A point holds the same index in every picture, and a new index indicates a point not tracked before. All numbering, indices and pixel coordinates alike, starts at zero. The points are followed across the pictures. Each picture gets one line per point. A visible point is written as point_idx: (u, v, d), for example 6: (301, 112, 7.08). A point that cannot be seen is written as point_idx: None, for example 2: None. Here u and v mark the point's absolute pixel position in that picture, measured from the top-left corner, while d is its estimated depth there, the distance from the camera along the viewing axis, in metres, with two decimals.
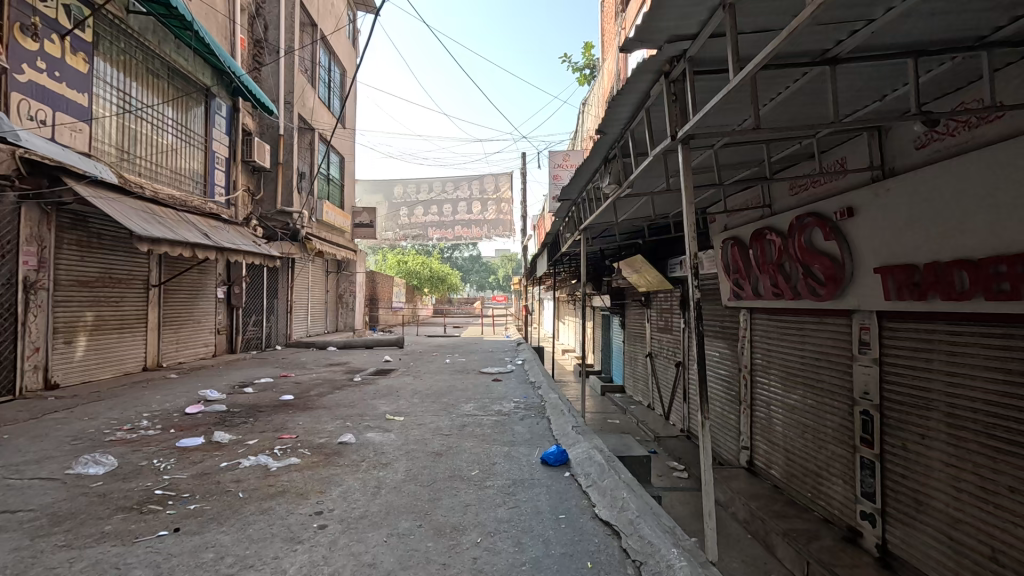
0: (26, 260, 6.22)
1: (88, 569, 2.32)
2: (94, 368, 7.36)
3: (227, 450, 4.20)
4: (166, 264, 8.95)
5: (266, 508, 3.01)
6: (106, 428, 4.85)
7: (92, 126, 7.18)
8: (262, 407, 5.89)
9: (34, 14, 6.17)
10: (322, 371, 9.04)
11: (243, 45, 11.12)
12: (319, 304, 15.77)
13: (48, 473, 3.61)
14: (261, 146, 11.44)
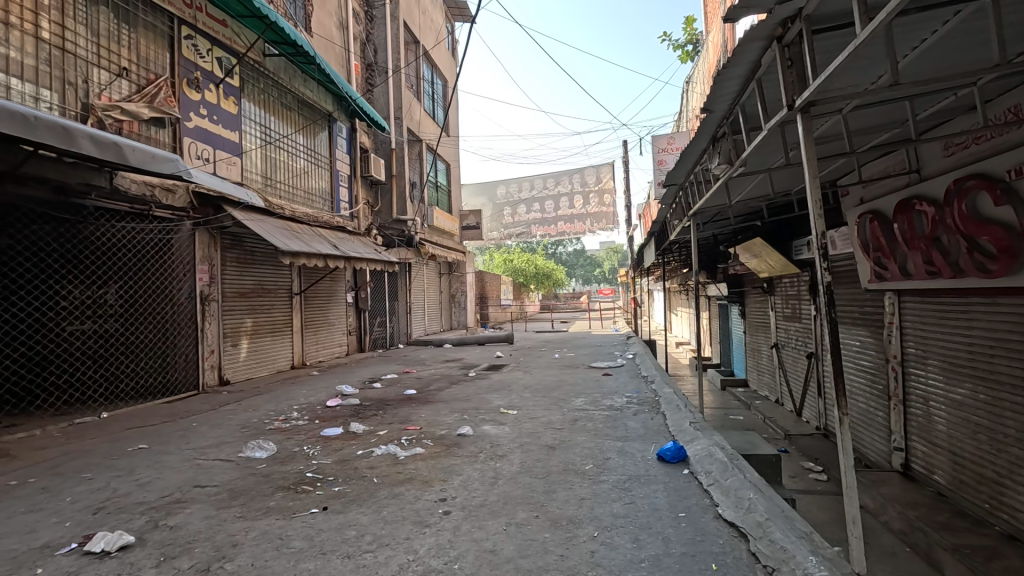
0: (201, 277, 7.41)
1: (260, 538, 2.72)
2: (255, 367, 8.57)
3: (362, 439, 4.66)
4: (304, 273, 10.11)
5: (397, 492, 3.29)
6: (266, 418, 5.64)
7: (243, 159, 8.34)
8: (389, 401, 6.43)
9: (196, 70, 7.39)
10: (439, 367, 9.64)
11: (358, 70, 12.17)
12: (434, 305, 16.80)
13: (225, 456, 4.29)
14: (377, 161, 12.44)
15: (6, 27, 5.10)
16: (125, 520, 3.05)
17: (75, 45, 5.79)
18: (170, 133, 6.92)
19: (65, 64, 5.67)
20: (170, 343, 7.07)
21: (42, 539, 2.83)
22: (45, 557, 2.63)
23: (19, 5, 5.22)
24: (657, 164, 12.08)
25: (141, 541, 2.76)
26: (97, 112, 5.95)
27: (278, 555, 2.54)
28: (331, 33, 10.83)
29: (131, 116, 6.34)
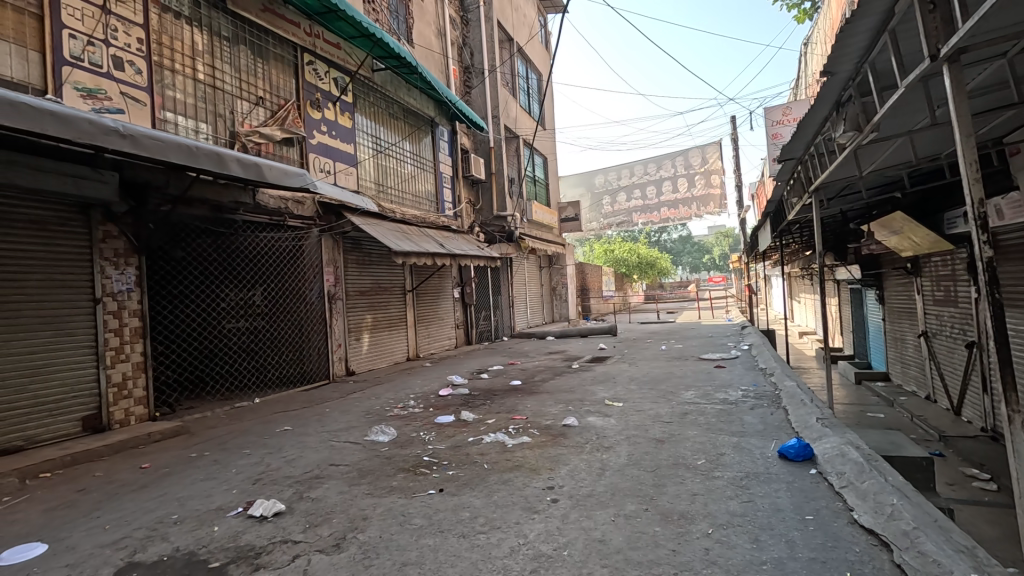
0: (328, 278, 8.27)
1: (386, 514, 2.99)
2: (376, 359, 9.34)
3: (472, 427, 4.90)
4: (415, 271, 10.80)
5: (506, 478, 3.42)
6: (387, 406, 6.15)
7: (358, 169, 9.10)
8: (496, 391, 6.66)
9: (316, 92, 8.21)
10: (544, 359, 9.76)
11: (456, 74, 12.64)
12: (536, 298, 17.03)
13: (354, 438, 4.76)
14: (477, 161, 12.86)
15: (172, 73, 6.08)
16: (277, 490, 3.52)
17: (223, 81, 6.73)
18: (299, 151, 7.77)
19: (216, 99, 6.62)
20: (305, 337, 7.99)
21: (216, 502, 3.37)
22: (219, 517, 3.12)
23: (181, 54, 6.20)
24: (771, 138, 11.08)
25: (290, 509, 3.17)
26: (241, 138, 6.87)
27: (402, 530, 2.77)
28: (430, 41, 11.38)
29: (267, 139, 7.22)
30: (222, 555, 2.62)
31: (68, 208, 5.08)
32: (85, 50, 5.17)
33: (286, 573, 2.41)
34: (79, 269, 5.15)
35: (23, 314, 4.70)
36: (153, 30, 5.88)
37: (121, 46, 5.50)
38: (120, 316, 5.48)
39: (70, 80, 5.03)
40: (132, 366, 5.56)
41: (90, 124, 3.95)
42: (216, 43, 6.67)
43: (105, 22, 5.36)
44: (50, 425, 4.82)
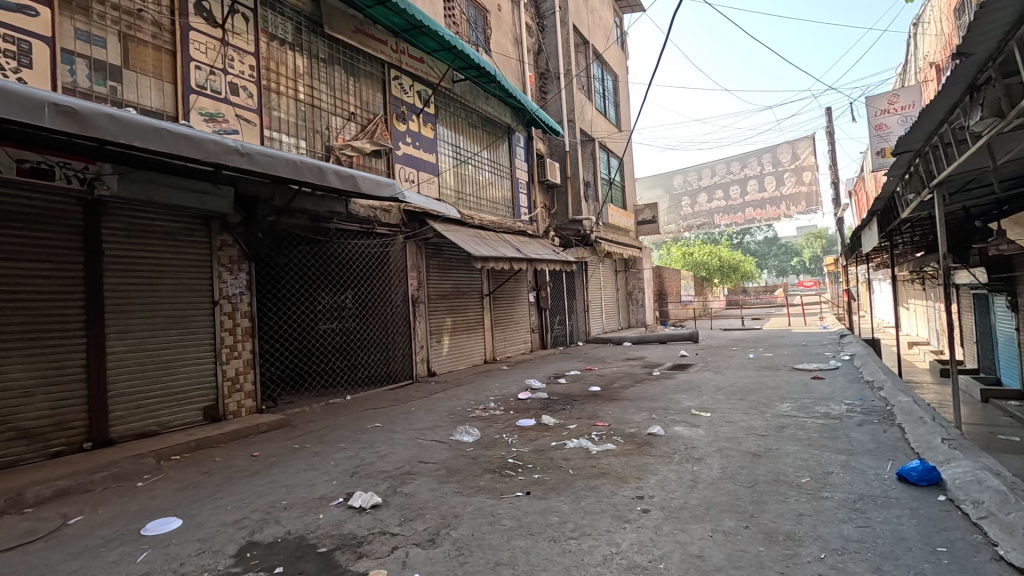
0: (412, 282, 8.67)
1: (475, 513, 3.07)
2: (455, 361, 9.61)
3: (554, 431, 4.90)
4: (492, 276, 10.98)
5: (593, 485, 3.38)
6: (469, 407, 6.31)
7: (439, 178, 9.44)
8: (576, 396, 6.61)
9: (402, 105, 8.65)
10: (622, 365, 9.54)
11: (532, 80, 12.77)
12: (612, 302, 16.72)
13: (440, 438, 4.92)
14: (553, 165, 12.88)
15: (278, 95, 6.65)
16: (372, 483, 3.72)
17: (320, 100, 7.27)
18: (386, 162, 8.22)
19: (314, 117, 7.17)
20: (391, 339, 8.42)
21: (319, 492, 3.62)
22: (323, 505, 3.35)
23: (285, 77, 6.77)
24: (875, 130, 10.14)
25: (385, 503, 3.33)
26: (335, 151, 7.38)
27: (492, 529, 2.82)
28: (507, 50, 11.58)
29: (358, 152, 7.71)
30: (328, 541, 2.82)
31: (193, 220, 5.71)
32: (208, 78, 5.82)
33: (388, 563, 2.53)
34: (200, 274, 5.76)
35: (157, 314, 5.32)
36: (263, 57, 6.48)
37: (237, 74, 6.11)
38: (233, 316, 6.05)
39: (196, 106, 5.66)
40: (243, 362, 6.12)
41: (216, 144, 4.40)
42: (314, 65, 7.21)
43: (224, 52, 5.99)
44: (177, 413, 5.42)
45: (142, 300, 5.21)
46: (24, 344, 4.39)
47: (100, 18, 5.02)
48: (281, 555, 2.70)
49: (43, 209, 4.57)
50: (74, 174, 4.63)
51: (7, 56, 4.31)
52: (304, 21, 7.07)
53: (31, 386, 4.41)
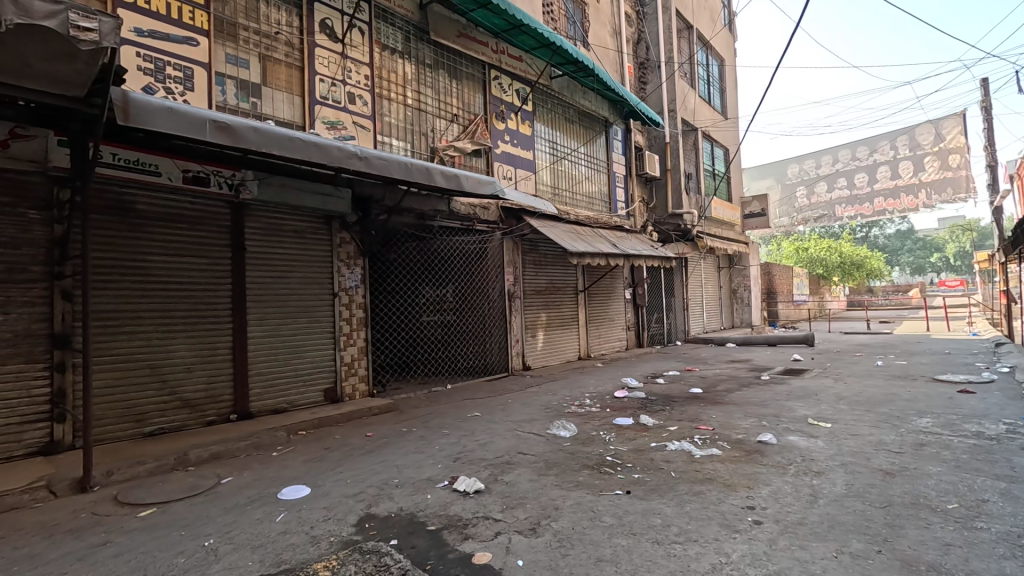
0: (509, 277, 8.86)
1: (575, 507, 3.08)
2: (550, 356, 9.66)
3: (654, 432, 4.76)
4: (588, 272, 10.87)
5: (698, 490, 3.24)
6: (564, 403, 6.32)
7: (536, 174, 9.54)
8: (676, 398, 6.36)
9: (501, 104, 8.85)
10: (726, 368, 8.99)
11: (631, 71, 12.41)
12: (714, 301, 15.80)
13: (537, 430, 5.00)
14: (652, 158, 12.43)
15: (389, 101, 7.12)
16: (475, 470, 3.88)
17: (426, 104, 7.67)
18: (485, 160, 8.50)
19: (421, 120, 7.58)
20: (487, 332, 8.73)
21: (426, 473, 3.85)
22: (431, 487, 3.57)
23: (396, 83, 7.23)
24: None
25: (487, 489, 3.46)
26: (439, 152, 7.77)
27: (593, 525, 2.83)
28: (606, 41, 11.37)
29: (459, 152, 8.06)
30: (436, 521, 3.00)
31: (318, 220, 6.32)
32: (330, 90, 6.38)
33: (492, 546, 2.64)
34: (323, 268, 6.35)
35: (288, 304, 5.97)
36: (376, 67, 6.96)
37: (354, 84, 6.63)
38: (350, 307, 6.61)
39: (320, 116, 6.25)
40: (358, 349, 6.66)
41: (339, 150, 4.83)
42: (421, 71, 7.61)
43: (343, 65, 6.54)
44: (304, 393, 6.05)
45: (277, 292, 5.88)
46: (188, 327, 5.15)
47: (245, 43, 5.71)
48: (396, 528, 2.92)
49: (201, 212, 5.30)
50: (225, 180, 5.38)
51: (176, 83, 5.09)
52: (413, 30, 7.48)
53: (192, 363, 5.15)
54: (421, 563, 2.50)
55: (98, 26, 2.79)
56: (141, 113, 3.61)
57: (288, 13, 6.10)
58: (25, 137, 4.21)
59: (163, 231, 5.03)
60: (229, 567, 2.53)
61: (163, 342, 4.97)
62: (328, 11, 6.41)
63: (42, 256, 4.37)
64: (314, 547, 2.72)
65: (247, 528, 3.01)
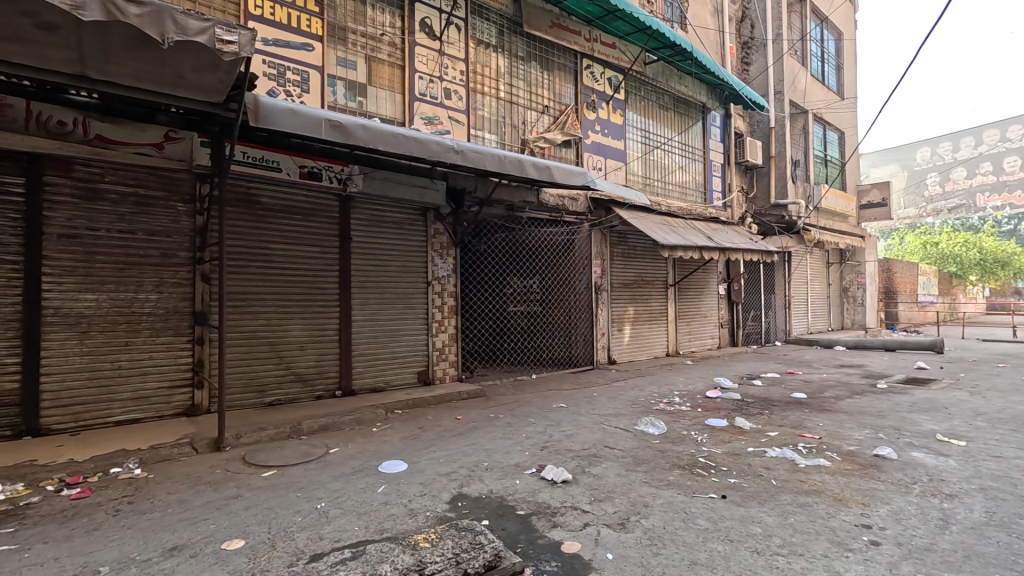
0: (596, 269, 8.66)
1: (667, 507, 3.00)
2: (636, 351, 9.42)
3: (751, 436, 4.49)
4: (679, 265, 10.42)
5: (804, 502, 3.02)
6: (652, 399, 6.15)
7: (627, 165, 9.28)
8: (775, 402, 5.95)
9: (592, 93, 8.70)
10: (834, 373, 8.22)
11: (733, 52, 11.62)
12: (820, 299, 14.48)
13: (625, 426, 4.91)
14: (754, 144, 11.60)
15: (483, 95, 7.28)
16: (562, 460, 3.91)
17: (518, 96, 7.74)
18: (575, 151, 8.42)
19: (512, 113, 7.67)
20: (572, 324, 8.64)
21: (514, 459, 3.95)
22: (519, 473, 3.65)
23: (489, 77, 7.36)
24: None
25: (575, 480, 3.47)
26: (530, 144, 7.82)
27: (686, 527, 2.74)
28: (706, 21, 10.73)
29: (550, 143, 8.06)
30: (525, 506, 3.07)
31: (415, 212, 6.64)
32: (428, 86, 6.65)
33: (580, 537, 2.65)
34: (419, 257, 6.67)
35: (387, 290, 6.36)
36: (472, 62, 7.14)
37: (450, 80, 6.86)
38: (442, 295, 6.90)
39: (418, 112, 6.54)
40: (449, 336, 6.94)
41: (437, 144, 5.01)
42: (514, 64, 7.69)
43: (440, 62, 6.78)
44: (399, 374, 6.42)
45: (376, 279, 6.27)
46: (301, 309, 5.66)
47: (353, 45, 6.10)
48: (487, 509, 3.04)
49: (314, 204, 5.79)
50: (335, 175, 5.81)
51: (295, 86, 5.57)
52: (507, 23, 7.56)
53: (304, 342, 5.66)
54: (511, 545, 2.57)
55: (237, 38, 3.14)
56: (269, 114, 3.99)
57: (391, 14, 6.42)
58: (176, 139, 4.79)
59: (281, 221, 5.55)
60: (338, 530, 2.77)
61: (280, 322, 5.51)
62: (428, 10, 6.66)
63: (186, 243, 5.01)
64: (412, 519, 2.90)
65: (353, 495, 3.28)
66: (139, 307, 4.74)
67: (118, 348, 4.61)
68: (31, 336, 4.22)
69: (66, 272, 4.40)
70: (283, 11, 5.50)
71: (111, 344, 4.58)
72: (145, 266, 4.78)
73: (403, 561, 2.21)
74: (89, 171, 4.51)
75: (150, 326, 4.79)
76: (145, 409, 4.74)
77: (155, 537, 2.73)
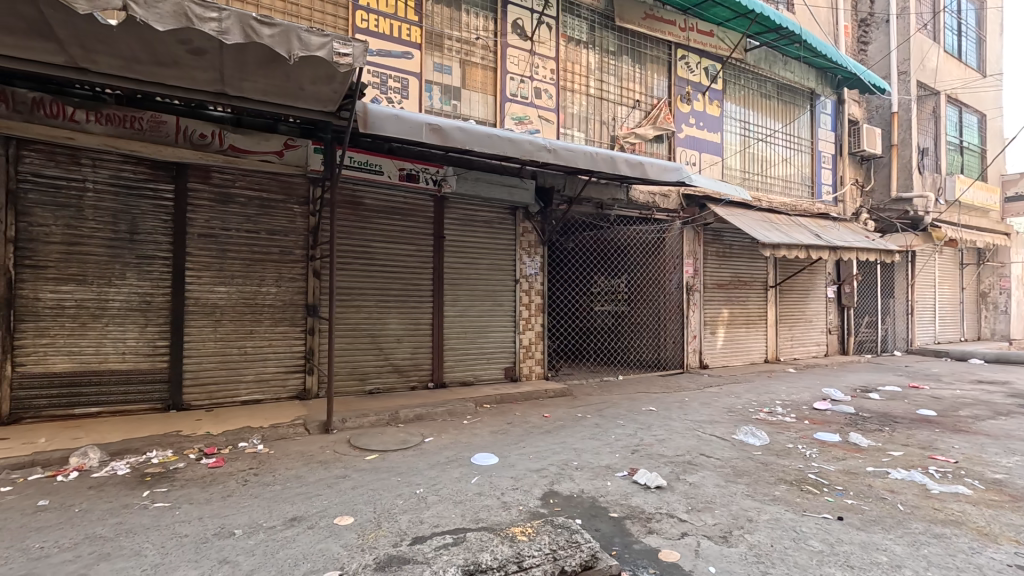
0: (688, 269, 8.25)
1: (774, 523, 2.81)
2: (731, 356, 8.89)
3: (870, 454, 4.07)
4: (781, 265, 9.67)
5: (939, 533, 2.68)
6: (751, 408, 5.77)
7: (724, 159, 8.78)
8: (897, 418, 5.33)
9: (687, 85, 8.33)
10: (970, 389, 7.21)
11: (848, 31, 10.56)
12: (951, 305, 12.77)
13: (721, 434, 4.66)
14: (872, 131, 10.47)
15: (572, 92, 7.24)
16: (655, 465, 3.79)
17: (608, 92, 7.61)
18: (667, 146, 8.12)
19: (602, 109, 7.55)
20: (661, 325, 8.35)
21: (604, 461, 3.89)
22: (610, 474, 3.60)
23: (579, 74, 7.30)
24: None
25: (669, 487, 3.35)
26: (619, 140, 7.67)
27: (798, 547, 2.54)
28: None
29: (641, 139, 7.85)
30: (618, 509, 3.01)
31: (504, 211, 6.75)
32: (519, 87, 6.74)
33: (679, 546, 2.55)
34: (507, 256, 6.77)
35: (476, 287, 6.53)
36: (562, 59, 7.12)
37: (540, 79, 6.90)
38: (530, 293, 6.95)
39: (509, 113, 6.66)
40: (535, 333, 6.98)
41: (530, 143, 5.06)
42: (605, 60, 7.56)
43: (531, 61, 6.84)
44: (486, 369, 6.58)
45: (467, 276, 6.47)
46: (398, 304, 5.98)
47: (448, 50, 6.32)
48: (579, 509, 3.02)
49: (411, 204, 6.09)
50: (430, 177, 6.05)
51: (395, 93, 5.90)
52: (598, 19, 7.45)
53: (401, 335, 5.98)
54: (606, 547, 2.54)
55: (351, 51, 3.38)
56: (376, 121, 4.26)
57: (484, 18, 6.58)
58: (294, 147, 5.16)
59: (382, 221, 5.90)
60: (437, 516, 2.89)
61: (380, 316, 5.86)
62: (520, 12, 6.75)
63: (300, 242, 5.48)
64: (505, 512, 2.96)
65: (449, 484, 3.41)
66: (262, 299, 5.27)
67: (244, 335, 5.16)
68: (177, 322, 4.85)
69: (204, 267, 5.00)
70: (386, 23, 5.85)
71: (239, 332, 5.14)
72: (266, 263, 5.29)
73: (502, 551, 2.25)
74: (224, 177, 5.08)
75: (270, 316, 5.31)
76: (265, 391, 5.27)
77: (278, 507, 3.02)
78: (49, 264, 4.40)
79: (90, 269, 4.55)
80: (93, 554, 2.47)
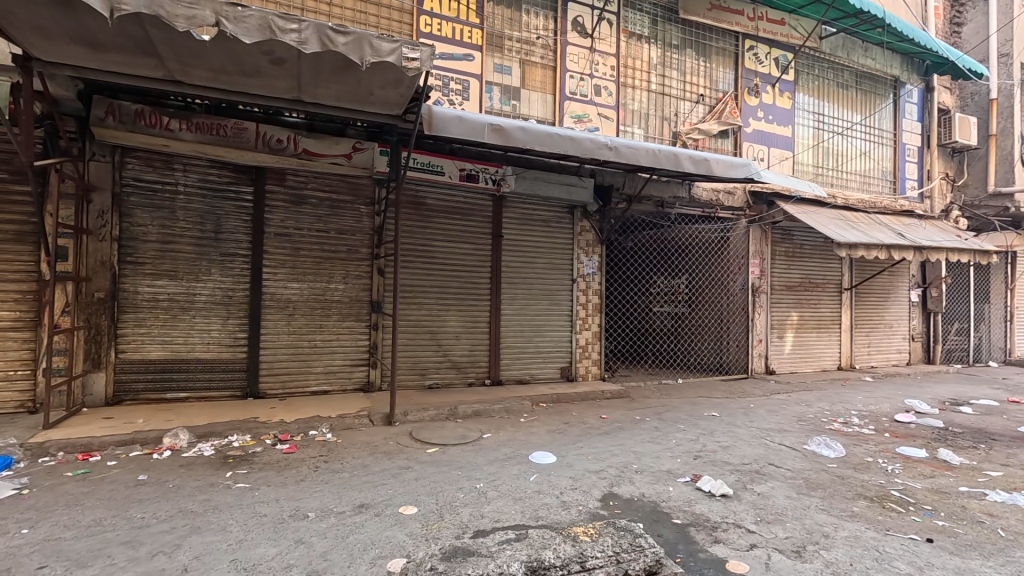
0: (755, 269, 7.87)
1: (853, 541, 2.64)
2: (800, 361, 8.41)
3: (962, 473, 3.73)
4: (857, 267, 9.04)
5: None
6: (824, 417, 5.44)
7: (796, 154, 8.31)
8: (994, 435, 4.86)
9: (755, 77, 7.95)
10: None
11: (938, 12, 9.71)
12: None
13: (791, 443, 4.42)
14: (965, 121, 9.57)
15: (633, 88, 7.10)
16: (719, 472, 3.65)
17: (671, 87, 7.40)
18: (733, 141, 7.79)
19: (664, 104, 7.36)
20: (724, 328, 8.05)
21: (665, 465, 3.80)
22: (672, 479, 3.51)
23: (640, 70, 7.14)
24: None
25: (736, 496, 3.22)
26: (682, 136, 7.44)
27: (881, 568, 2.37)
28: None
29: (705, 134, 7.58)
30: (681, 515, 2.93)
31: (562, 209, 6.72)
32: (578, 85, 6.69)
33: (748, 558, 2.45)
34: (564, 254, 6.73)
35: (533, 286, 6.54)
36: (623, 55, 6.99)
37: (600, 76, 6.81)
38: (587, 293, 6.87)
39: (568, 111, 6.62)
40: (592, 333, 6.90)
41: (591, 142, 5.00)
42: (667, 54, 7.36)
43: (591, 58, 6.77)
44: (543, 367, 6.58)
45: (525, 275, 6.49)
46: (458, 302, 6.10)
47: (508, 51, 6.37)
48: (640, 512, 2.97)
49: (471, 204, 6.19)
50: (490, 177, 6.11)
51: (456, 95, 6.02)
52: (660, 12, 7.27)
53: (460, 332, 6.10)
54: (670, 553, 2.48)
55: (419, 55, 3.47)
56: (440, 122, 4.35)
57: (544, 17, 6.58)
58: (361, 149, 5.36)
59: (442, 221, 6.04)
60: (497, 511, 2.93)
61: (439, 313, 6.00)
62: (580, 9, 6.69)
63: (366, 241, 5.70)
64: (565, 511, 2.95)
65: (508, 480, 3.45)
66: (330, 295, 5.53)
67: (314, 330, 5.44)
68: (255, 316, 5.19)
69: (280, 264, 5.31)
70: (448, 26, 5.98)
71: (310, 326, 5.42)
72: (335, 260, 5.55)
73: (565, 550, 2.24)
74: (297, 179, 5.37)
75: (338, 312, 5.56)
76: (333, 382, 5.53)
77: (347, 494, 3.16)
78: (147, 261, 4.84)
79: (180, 265, 4.94)
80: (185, 527, 2.69)
